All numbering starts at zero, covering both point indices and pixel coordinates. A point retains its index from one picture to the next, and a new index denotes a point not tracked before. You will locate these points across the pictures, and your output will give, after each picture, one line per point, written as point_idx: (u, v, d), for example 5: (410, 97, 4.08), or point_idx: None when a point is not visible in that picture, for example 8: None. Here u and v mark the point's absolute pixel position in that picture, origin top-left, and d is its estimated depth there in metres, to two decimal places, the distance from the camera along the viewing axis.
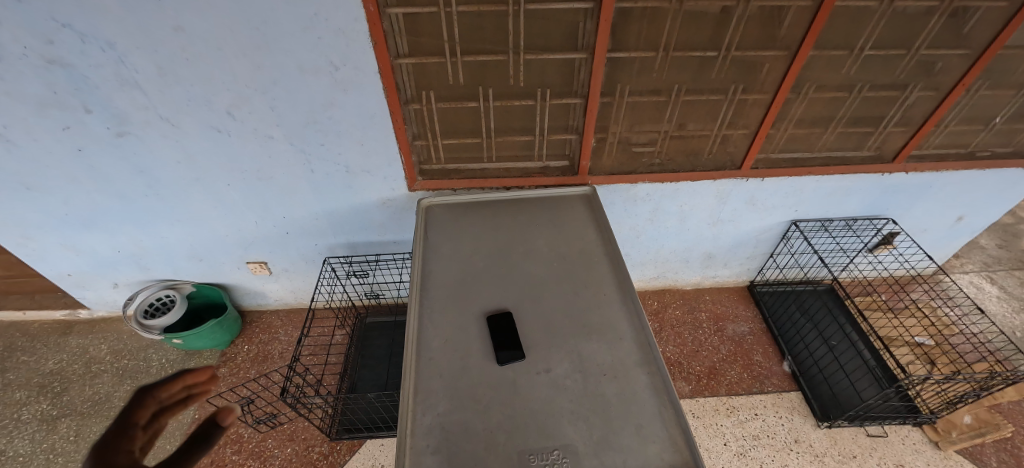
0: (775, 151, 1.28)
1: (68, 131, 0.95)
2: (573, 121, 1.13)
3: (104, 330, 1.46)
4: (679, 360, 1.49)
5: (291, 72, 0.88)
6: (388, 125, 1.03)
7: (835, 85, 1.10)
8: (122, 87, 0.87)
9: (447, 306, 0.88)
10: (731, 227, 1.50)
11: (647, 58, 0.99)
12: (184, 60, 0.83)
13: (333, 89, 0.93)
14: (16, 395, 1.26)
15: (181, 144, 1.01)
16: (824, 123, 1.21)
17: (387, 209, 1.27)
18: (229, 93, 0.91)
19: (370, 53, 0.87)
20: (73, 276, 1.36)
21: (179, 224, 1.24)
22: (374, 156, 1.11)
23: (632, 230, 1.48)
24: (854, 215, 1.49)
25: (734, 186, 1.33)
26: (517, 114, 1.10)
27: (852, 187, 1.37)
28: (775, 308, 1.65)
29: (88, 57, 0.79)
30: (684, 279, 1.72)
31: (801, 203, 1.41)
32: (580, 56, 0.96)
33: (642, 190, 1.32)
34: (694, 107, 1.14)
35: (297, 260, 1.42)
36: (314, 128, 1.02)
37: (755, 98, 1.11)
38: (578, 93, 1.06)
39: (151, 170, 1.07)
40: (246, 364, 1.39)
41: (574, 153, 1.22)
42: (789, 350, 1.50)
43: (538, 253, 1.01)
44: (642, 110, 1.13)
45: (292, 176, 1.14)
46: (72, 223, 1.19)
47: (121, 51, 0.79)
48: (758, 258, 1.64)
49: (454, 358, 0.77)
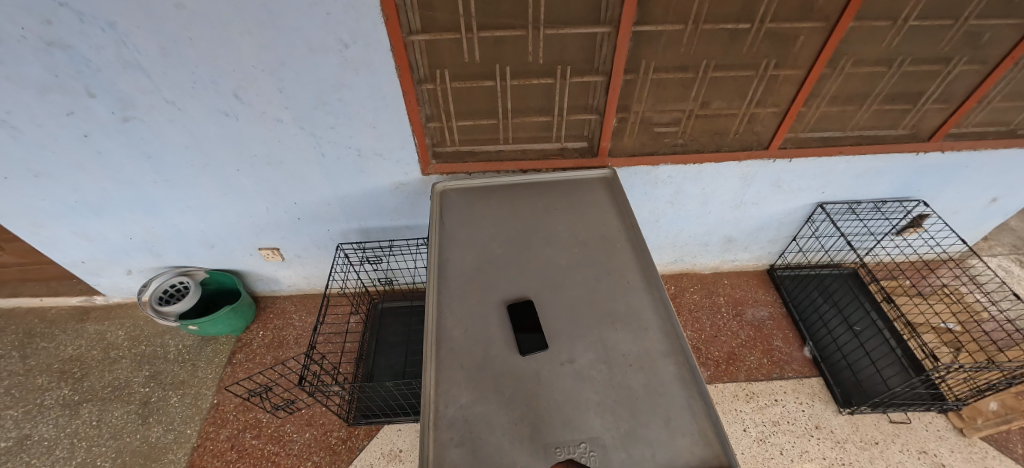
0: (804, 130, 1.22)
1: (72, 117, 0.91)
2: (593, 100, 1.08)
3: (120, 316, 1.47)
4: (698, 346, 1.47)
5: (299, 51, 0.83)
6: (402, 106, 0.98)
7: (874, 58, 1.03)
8: (125, 69, 0.83)
9: (466, 294, 0.85)
10: (754, 210, 1.45)
11: (675, 32, 0.93)
12: (187, 39, 0.78)
13: (343, 68, 0.88)
14: (38, 381, 1.27)
15: (188, 129, 0.98)
16: (857, 100, 1.14)
17: (400, 193, 1.24)
18: (236, 75, 0.87)
19: (381, 30, 0.81)
20: (87, 263, 1.35)
21: (189, 211, 1.22)
22: (386, 139, 1.07)
23: (652, 213, 1.44)
24: (883, 197, 1.43)
25: (760, 167, 1.27)
26: (534, 93, 1.05)
27: (883, 168, 1.31)
28: (796, 293, 1.62)
29: (88, 38, 0.75)
30: (701, 263, 1.69)
31: (829, 185, 1.36)
32: (603, 30, 0.90)
33: (663, 173, 1.27)
34: (722, 84, 1.07)
35: (309, 245, 1.40)
36: (323, 111, 0.98)
37: (787, 73, 1.04)
38: (599, 71, 1.00)
39: (159, 156, 1.05)
40: (262, 350, 1.39)
41: (594, 134, 1.17)
42: (810, 336, 1.47)
43: (557, 239, 0.98)
44: (667, 88, 1.07)
45: (302, 160, 1.10)
46: (82, 211, 1.17)
47: (122, 30, 0.75)
48: (780, 241, 1.60)
49: (476, 349, 0.75)
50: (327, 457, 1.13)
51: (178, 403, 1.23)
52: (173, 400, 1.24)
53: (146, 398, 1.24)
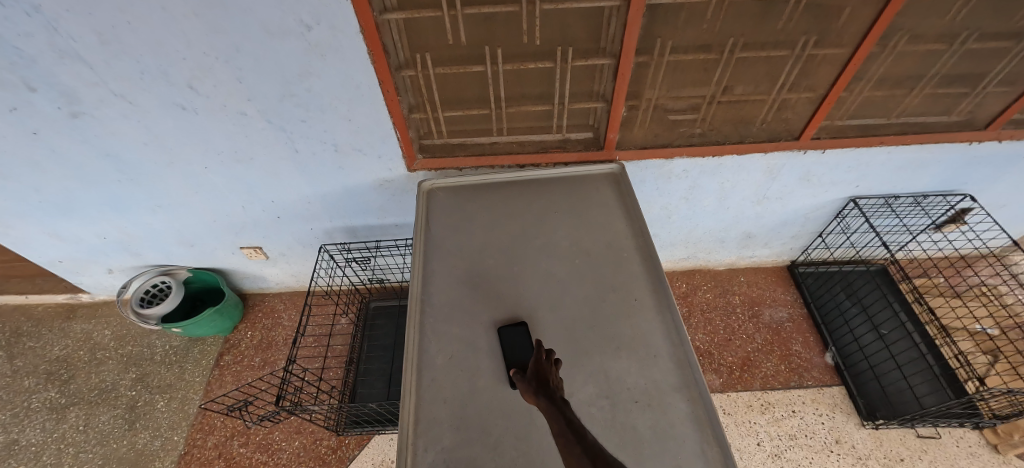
0: (842, 118, 1.07)
1: (15, 113, 0.81)
2: (599, 85, 0.95)
3: (106, 314, 1.42)
4: (710, 350, 1.38)
5: (255, 36, 0.71)
6: (379, 97, 0.86)
7: (934, 34, 0.86)
8: (63, 60, 0.72)
9: (451, 313, 0.76)
10: (777, 205, 1.32)
11: (697, 5, 0.78)
12: (125, 23, 0.66)
13: (307, 54, 0.76)
14: (25, 382, 1.25)
15: (145, 124, 0.88)
16: (908, 83, 0.98)
17: (386, 190, 1.14)
18: (187, 64, 0.75)
19: (347, 9, 0.67)
20: (65, 263, 1.30)
21: (161, 210, 1.14)
22: (364, 132, 0.95)
23: (664, 209, 1.32)
24: (924, 190, 1.27)
25: (788, 159, 1.12)
26: (532, 79, 0.92)
27: (929, 159, 1.15)
28: (818, 292, 1.51)
29: (11, 24, 0.64)
30: (716, 259, 1.58)
31: (864, 178, 1.21)
32: (612, 4, 0.75)
33: (677, 166, 1.13)
34: (749, 66, 0.92)
35: (293, 244, 1.32)
36: (291, 103, 0.86)
37: (829, 53, 0.88)
38: (607, 52, 0.86)
39: (119, 154, 0.95)
40: (250, 351, 1.35)
41: (601, 124, 1.04)
42: (833, 341, 1.38)
43: (556, 247, 0.87)
44: (685, 71, 0.93)
45: (274, 157, 1.00)
46: (49, 211, 1.10)
47: (50, 15, 0.63)
48: (804, 237, 1.47)
49: (460, 379, 0.66)
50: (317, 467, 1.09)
51: (164, 408, 1.20)
52: (159, 404, 1.21)
53: (132, 402, 1.21)
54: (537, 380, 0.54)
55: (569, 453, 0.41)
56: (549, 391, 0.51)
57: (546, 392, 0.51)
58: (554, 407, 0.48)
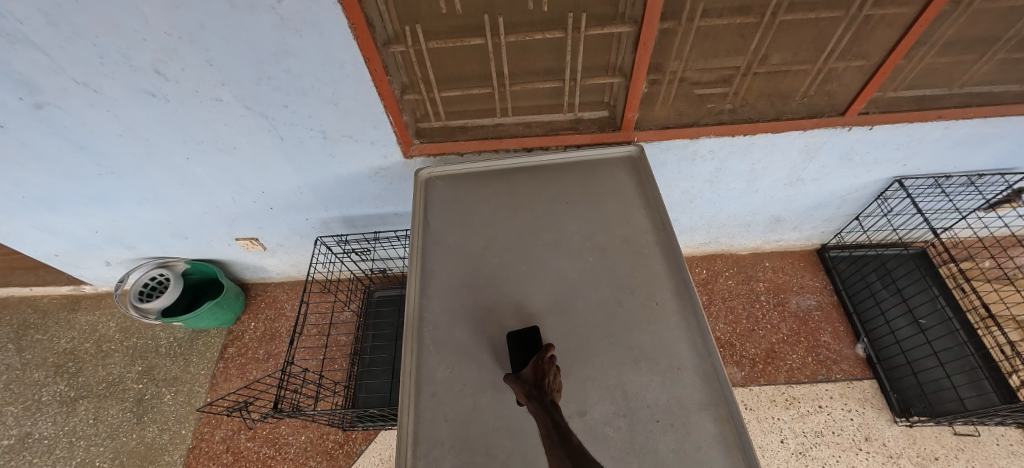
0: (896, 89, 0.94)
1: None
2: (616, 57, 0.83)
3: (110, 306, 1.42)
4: (731, 342, 1.32)
5: (219, 11, 0.61)
6: (366, 77, 0.76)
7: None
8: (12, 45, 0.63)
9: (452, 321, 0.69)
10: (812, 187, 1.20)
11: None
12: (72, 2, 0.57)
13: (280, 29, 0.65)
14: (35, 376, 1.27)
15: (116, 114, 0.81)
16: (979, 47, 0.84)
17: (382, 178, 1.06)
18: (149, 46, 0.66)
19: None
20: (61, 256, 1.28)
21: (148, 203, 1.09)
22: (353, 117, 0.86)
23: (685, 193, 1.21)
24: (981, 169, 1.13)
25: (830, 138, 0.99)
26: (539, 51, 0.82)
27: (993, 136, 1.00)
28: (850, 279, 1.41)
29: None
30: (740, 244, 1.48)
31: (913, 157, 1.07)
32: None
33: (703, 147, 1.01)
34: (792, 30, 0.80)
35: (289, 234, 1.27)
36: (270, 86, 0.77)
37: (891, 12, 0.75)
38: (626, 18, 0.75)
39: (94, 146, 0.89)
40: (254, 343, 1.34)
41: (618, 102, 0.93)
42: (866, 332, 1.29)
43: (567, 245, 0.78)
44: (716, 37, 0.80)
45: (259, 145, 0.93)
46: (33, 206, 1.06)
47: None
48: (838, 220, 1.35)
49: (463, 395, 0.61)
50: (324, 461, 1.11)
51: (172, 401, 1.23)
52: (167, 398, 1.23)
53: (140, 395, 1.23)
54: (530, 381, 0.51)
55: (552, 456, 0.41)
56: (541, 393, 0.49)
57: (538, 395, 0.49)
58: (543, 409, 0.47)
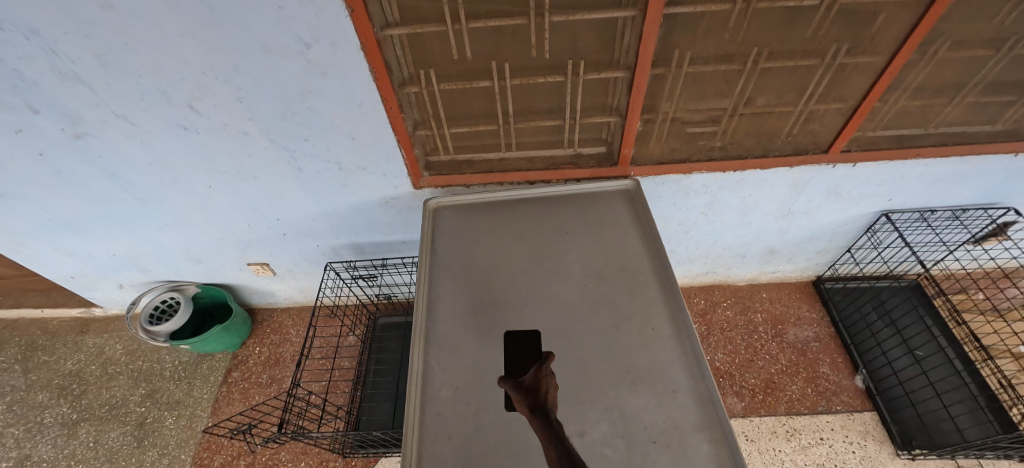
0: (874, 128, 1.00)
1: (21, 134, 0.82)
2: (613, 98, 0.90)
3: (118, 329, 1.44)
4: (730, 371, 1.32)
5: (254, 54, 0.69)
6: (382, 114, 0.83)
7: (981, 38, 0.80)
8: (63, 82, 0.71)
9: (457, 343, 0.72)
10: (803, 220, 1.24)
11: (720, 12, 0.74)
12: (123, 45, 0.66)
13: (307, 71, 0.73)
14: (39, 398, 1.28)
15: (148, 144, 0.87)
16: (948, 91, 0.91)
17: (392, 207, 1.11)
18: (187, 84, 0.74)
19: (346, 24, 0.65)
20: (77, 278, 1.32)
21: (168, 228, 1.14)
22: (368, 150, 0.93)
23: (681, 225, 1.26)
24: (964, 204, 1.18)
25: (816, 174, 1.05)
26: (541, 93, 0.89)
27: (970, 173, 1.06)
28: (846, 310, 1.43)
29: (11, 47, 0.64)
30: (737, 275, 1.51)
31: (898, 192, 1.12)
32: (627, 14, 0.71)
33: (696, 182, 1.07)
34: (773, 76, 0.87)
35: (300, 260, 1.31)
36: (293, 121, 0.84)
37: (863, 61, 0.82)
38: (621, 64, 0.82)
39: (124, 174, 0.95)
40: (258, 368, 1.35)
41: (615, 139, 0.99)
42: (864, 363, 1.30)
43: (568, 271, 0.82)
44: (704, 82, 0.88)
45: (278, 175, 0.99)
46: (57, 228, 1.11)
47: (48, 38, 0.63)
48: (831, 252, 1.39)
49: (466, 415, 0.62)
50: None
51: (174, 425, 1.22)
52: (169, 422, 1.23)
53: (142, 419, 1.23)
54: (532, 389, 0.51)
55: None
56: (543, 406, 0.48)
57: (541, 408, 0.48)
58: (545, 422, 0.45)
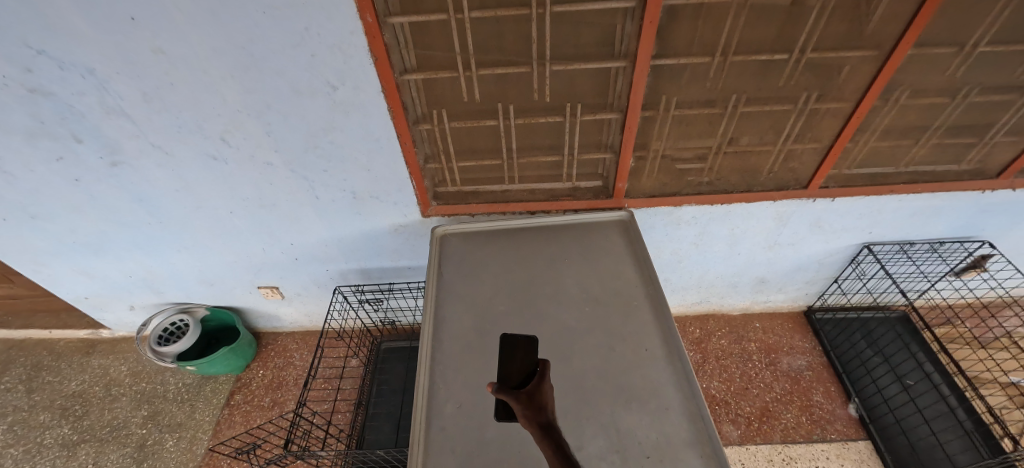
0: (850, 167, 1.08)
1: (63, 161, 0.90)
2: (607, 137, 0.99)
3: (123, 350, 1.47)
4: (726, 400, 1.34)
5: (286, 94, 0.78)
6: (397, 149, 0.92)
7: (934, 88, 0.90)
8: (110, 115, 0.80)
9: (461, 361, 0.76)
10: (790, 251, 1.31)
11: (701, 64, 0.83)
12: (169, 85, 0.75)
13: (332, 110, 0.82)
14: (40, 418, 1.29)
15: (178, 173, 0.95)
16: (913, 134, 1.00)
17: (400, 234, 1.18)
18: (222, 119, 0.83)
19: (370, 70, 0.75)
20: (90, 299, 1.36)
21: (185, 251, 1.20)
22: (381, 181, 1.00)
23: (674, 254, 1.32)
24: (940, 237, 1.25)
25: (798, 207, 1.13)
26: (542, 132, 0.98)
27: (942, 207, 1.14)
28: (837, 339, 1.46)
29: (70, 84, 0.73)
30: (730, 304, 1.55)
31: (877, 225, 1.19)
32: (618, 65, 0.81)
33: (686, 213, 1.15)
34: (753, 119, 0.96)
35: (309, 285, 1.36)
36: (315, 154, 0.92)
37: (831, 107, 0.92)
38: (614, 107, 0.91)
39: (152, 200, 1.02)
40: (261, 390, 1.36)
41: (609, 174, 1.07)
42: (856, 391, 1.32)
43: (566, 295, 0.87)
44: (690, 125, 0.97)
45: (296, 202, 1.06)
46: (80, 249, 1.17)
47: (102, 76, 0.72)
48: (819, 283, 1.44)
49: (469, 429, 0.65)
50: None
51: (173, 448, 1.22)
52: (169, 444, 1.23)
53: (142, 440, 1.23)
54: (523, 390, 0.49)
55: None
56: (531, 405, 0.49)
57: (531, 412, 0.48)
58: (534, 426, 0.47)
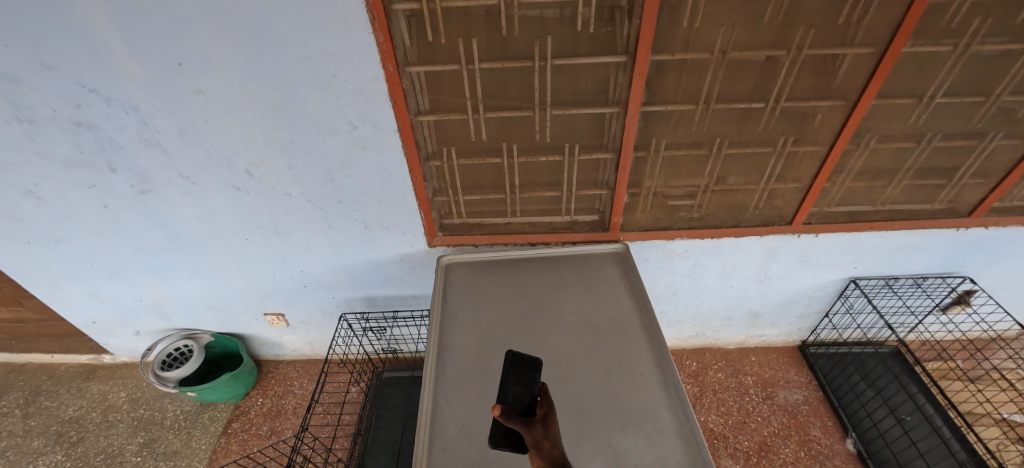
0: (830, 204, 1.16)
1: (94, 188, 0.97)
2: (603, 175, 1.07)
3: (123, 376, 1.47)
4: (725, 433, 1.34)
5: (309, 132, 0.86)
6: (408, 182, 0.99)
7: (900, 134, 0.99)
8: (146, 148, 0.88)
9: (464, 385, 0.78)
10: (779, 285, 1.36)
11: (686, 111, 0.92)
12: (204, 122, 0.83)
13: (351, 147, 0.90)
14: (34, 444, 1.27)
15: (201, 201, 1.01)
16: (886, 175, 1.08)
17: (406, 263, 1.22)
18: (249, 153, 0.90)
19: (388, 112, 0.83)
20: (97, 323, 1.39)
21: (197, 277, 1.24)
22: (392, 212, 1.07)
23: (668, 286, 1.36)
24: (923, 272, 1.31)
25: (784, 242, 1.19)
26: (542, 169, 1.05)
27: (920, 243, 1.20)
28: (832, 373, 1.48)
29: (114, 119, 0.81)
30: (725, 338, 1.58)
31: (860, 260, 1.25)
32: (612, 110, 0.90)
33: (679, 247, 1.21)
34: (737, 161, 1.05)
35: (314, 312, 1.39)
36: (332, 186, 0.99)
37: (808, 150, 1.00)
38: (609, 148, 0.99)
39: (172, 226, 1.08)
40: (259, 419, 1.36)
41: (606, 208, 1.14)
42: (853, 426, 1.32)
43: (565, 322, 0.91)
44: (679, 165, 1.05)
45: (309, 231, 1.12)
46: (96, 273, 1.21)
47: (144, 113, 0.80)
48: (811, 317, 1.48)
49: (471, 451, 0.67)
50: None
51: None
52: None
53: None
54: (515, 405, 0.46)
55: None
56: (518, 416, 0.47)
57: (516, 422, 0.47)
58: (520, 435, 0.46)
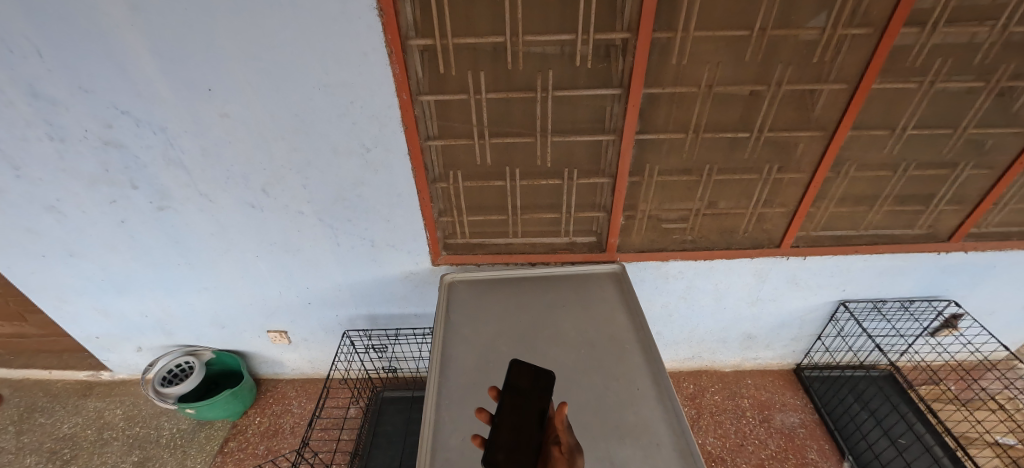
0: (816, 228, 1.21)
1: (114, 204, 1.01)
2: (600, 198, 1.12)
3: (121, 393, 1.47)
4: (722, 455, 1.34)
5: (325, 154, 0.92)
6: (415, 202, 1.04)
7: (877, 163, 1.06)
8: (169, 166, 0.93)
9: (466, 397, 0.81)
10: (772, 307, 1.39)
11: (677, 139, 0.99)
12: (226, 143, 0.88)
13: (363, 169, 0.96)
14: (27, 461, 1.26)
15: (215, 218, 1.06)
16: (867, 201, 1.15)
17: (409, 281, 1.26)
18: (266, 173, 0.95)
19: (400, 137, 0.90)
20: (100, 339, 1.40)
21: (203, 292, 1.27)
22: (398, 231, 1.11)
23: (664, 307, 1.40)
24: (909, 295, 1.36)
25: (773, 264, 1.24)
26: (543, 192, 1.11)
27: (904, 267, 1.26)
28: (828, 396, 1.50)
29: (142, 139, 0.87)
30: (721, 361, 1.60)
31: (848, 283, 1.30)
32: (608, 138, 0.97)
33: (673, 268, 1.26)
34: (726, 186, 1.11)
35: (316, 330, 1.41)
36: (343, 206, 1.04)
37: (792, 177, 1.07)
38: (605, 173, 1.06)
39: (185, 242, 1.12)
40: (256, 438, 1.35)
41: (603, 230, 1.19)
42: (849, 449, 1.33)
43: (565, 338, 0.94)
44: (672, 190, 1.11)
45: (317, 248, 1.15)
46: (105, 288, 1.24)
47: (171, 134, 0.86)
48: (804, 340, 1.51)
49: (472, 463, 0.69)
50: None
51: None
52: None
53: None
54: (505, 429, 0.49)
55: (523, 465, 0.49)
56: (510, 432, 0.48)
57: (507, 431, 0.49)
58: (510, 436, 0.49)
